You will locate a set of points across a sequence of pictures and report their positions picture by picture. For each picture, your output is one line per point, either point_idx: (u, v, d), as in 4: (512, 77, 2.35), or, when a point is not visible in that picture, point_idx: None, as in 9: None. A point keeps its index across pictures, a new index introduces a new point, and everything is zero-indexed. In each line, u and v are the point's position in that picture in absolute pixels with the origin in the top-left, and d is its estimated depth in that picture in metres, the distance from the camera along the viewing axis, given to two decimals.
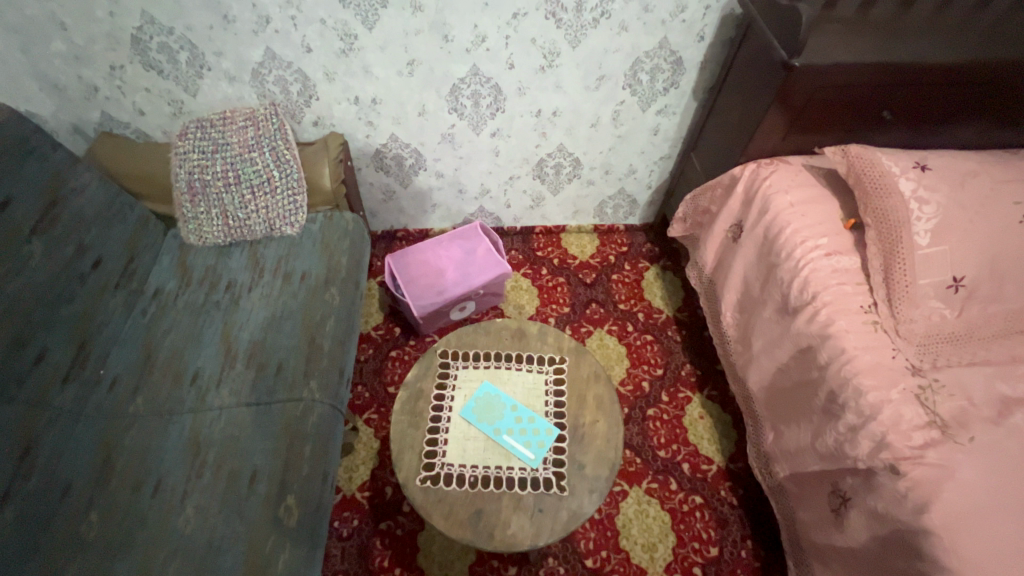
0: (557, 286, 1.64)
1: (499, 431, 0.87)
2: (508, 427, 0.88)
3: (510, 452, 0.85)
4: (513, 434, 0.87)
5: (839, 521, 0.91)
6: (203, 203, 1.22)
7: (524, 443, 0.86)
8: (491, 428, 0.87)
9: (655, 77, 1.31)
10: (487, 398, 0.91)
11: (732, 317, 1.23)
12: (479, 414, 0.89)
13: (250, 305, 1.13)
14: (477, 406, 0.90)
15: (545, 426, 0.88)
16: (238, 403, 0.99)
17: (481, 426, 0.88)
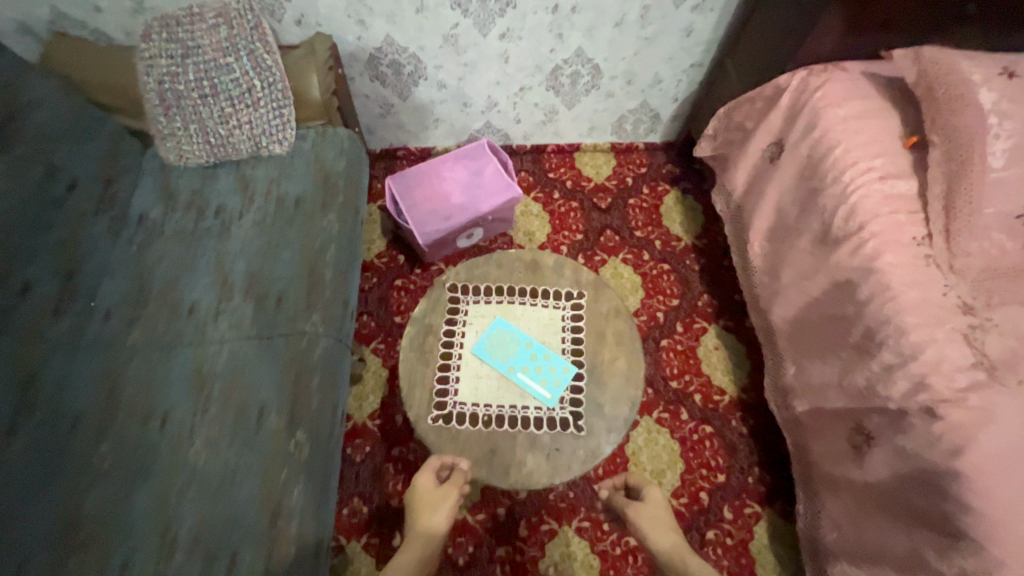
0: (570, 211, 1.53)
1: (513, 368, 0.83)
2: (522, 364, 0.84)
3: (524, 389, 0.82)
4: (528, 372, 0.83)
5: (858, 457, 0.89)
6: (178, 117, 1.08)
7: (539, 380, 0.82)
8: (505, 366, 0.83)
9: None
10: (499, 333, 0.86)
11: (761, 247, 1.15)
12: (492, 352, 0.85)
13: (243, 232, 1.05)
14: (490, 343, 0.85)
15: (562, 363, 0.84)
16: (239, 336, 0.94)
17: (495, 364, 0.84)
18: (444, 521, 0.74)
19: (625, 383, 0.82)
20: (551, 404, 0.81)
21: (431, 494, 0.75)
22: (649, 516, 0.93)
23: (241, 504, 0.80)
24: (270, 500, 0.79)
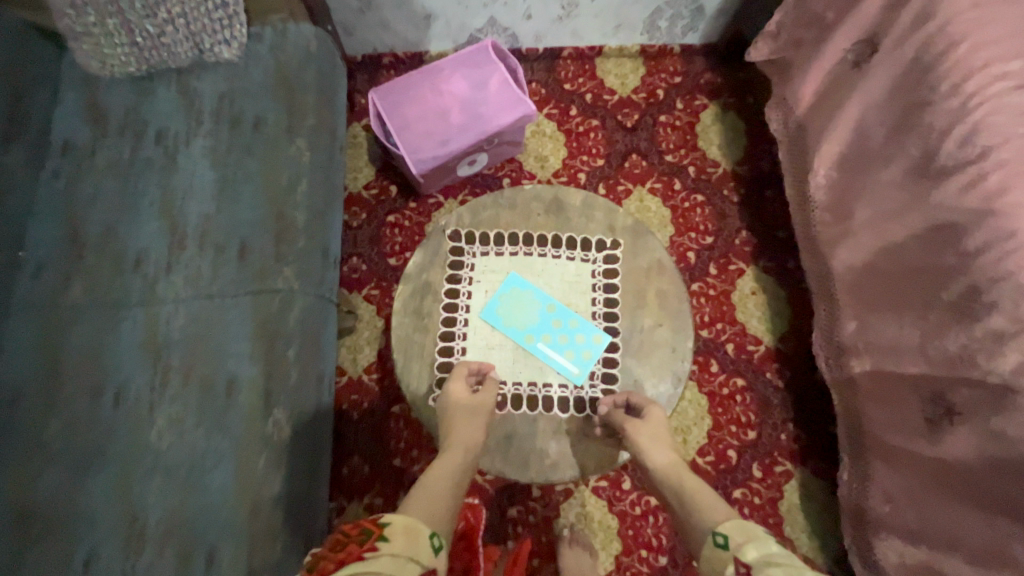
0: (589, 132, 1.30)
1: (535, 339, 0.87)
2: (544, 333, 0.87)
3: (547, 360, 0.86)
4: (551, 341, 0.87)
5: (931, 432, 0.77)
6: (91, 9, 0.81)
7: (562, 351, 0.87)
8: (523, 335, 0.87)
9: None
10: (518, 300, 0.89)
11: (827, 176, 0.93)
12: (507, 319, 0.88)
13: (193, 163, 0.84)
14: (504, 309, 0.89)
15: (585, 334, 0.87)
16: (197, 294, 0.78)
17: (510, 332, 0.88)
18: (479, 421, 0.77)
19: (655, 349, 0.86)
20: (578, 380, 0.86)
21: (464, 400, 0.78)
22: (648, 431, 0.76)
23: (214, 495, 0.69)
24: (247, 491, 0.69)
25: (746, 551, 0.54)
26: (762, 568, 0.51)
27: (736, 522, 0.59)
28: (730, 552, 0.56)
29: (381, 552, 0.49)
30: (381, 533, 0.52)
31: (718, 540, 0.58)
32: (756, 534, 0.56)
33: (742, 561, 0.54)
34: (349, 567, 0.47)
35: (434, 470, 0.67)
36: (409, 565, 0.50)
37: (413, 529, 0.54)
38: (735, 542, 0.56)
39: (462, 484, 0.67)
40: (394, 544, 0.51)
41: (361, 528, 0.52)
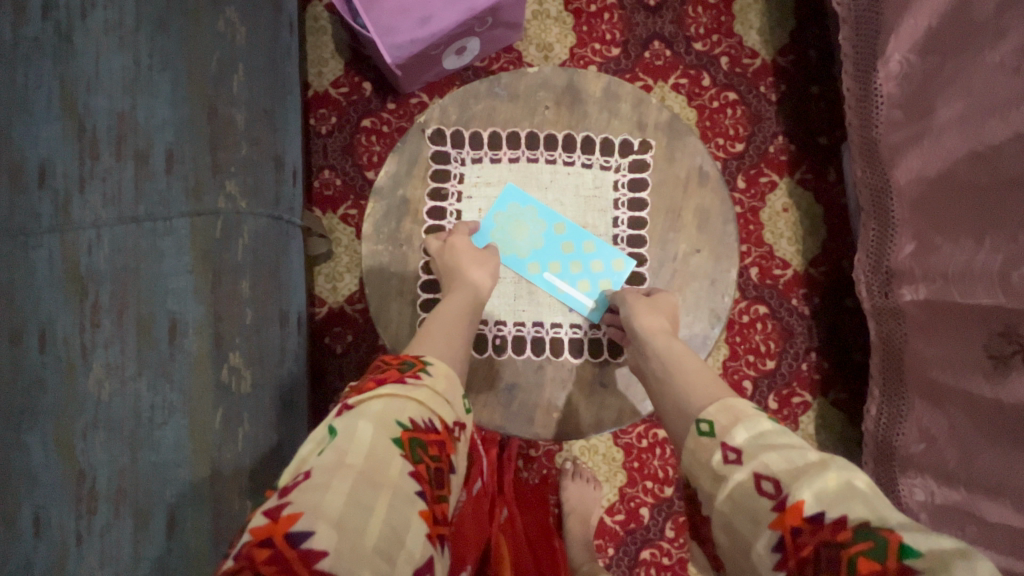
0: (603, 12, 1.07)
1: (542, 269, 0.75)
2: (551, 262, 0.75)
3: (557, 292, 0.75)
4: (560, 270, 0.75)
5: (995, 371, 0.67)
6: None
7: (573, 282, 0.75)
8: (526, 268, 0.75)
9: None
10: (520, 221, 0.76)
11: (903, 62, 0.74)
12: (506, 248, 0.75)
13: (94, 43, 0.65)
14: (503, 237, 0.75)
15: (601, 261, 0.75)
16: (121, 219, 0.63)
17: (512, 265, 0.75)
18: (491, 273, 0.70)
19: (691, 280, 0.74)
20: (592, 317, 0.75)
21: (470, 252, 0.70)
22: (649, 302, 0.69)
23: (168, 453, 0.60)
24: (205, 449, 0.62)
25: (735, 433, 0.47)
26: (756, 453, 0.45)
27: (725, 402, 0.51)
28: (715, 437, 0.49)
29: (421, 381, 0.51)
30: (423, 368, 0.53)
31: (702, 428, 0.50)
32: (746, 413, 0.49)
33: (732, 446, 0.46)
34: (392, 385, 0.50)
35: (438, 315, 0.65)
36: (444, 406, 0.51)
37: (449, 378, 0.54)
38: (723, 425, 0.49)
39: (469, 330, 0.65)
40: (434, 382, 0.52)
41: (403, 361, 0.54)
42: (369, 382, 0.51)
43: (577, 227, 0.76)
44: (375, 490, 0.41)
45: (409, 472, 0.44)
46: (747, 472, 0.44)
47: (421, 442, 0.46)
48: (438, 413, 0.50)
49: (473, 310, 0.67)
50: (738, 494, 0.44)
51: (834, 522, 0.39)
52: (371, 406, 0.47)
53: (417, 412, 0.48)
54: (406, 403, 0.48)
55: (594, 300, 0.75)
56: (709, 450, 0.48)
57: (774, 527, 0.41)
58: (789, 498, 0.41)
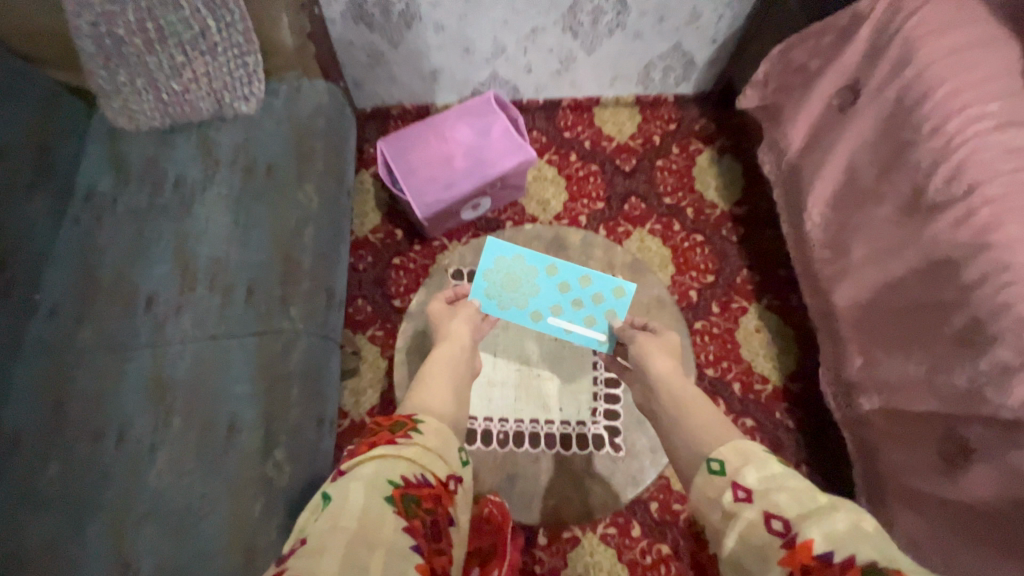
0: (589, 176, 1.35)
1: (547, 314, 0.98)
2: (551, 307, 0.98)
3: (569, 332, 0.96)
4: (563, 310, 1.00)
5: (952, 472, 0.73)
6: (121, 67, 0.88)
7: (580, 319, 0.98)
8: (536, 317, 0.96)
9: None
10: (516, 274, 1.01)
11: (822, 214, 0.95)
12: (513, 303, 0.97)
13: (206, 210, 0.89)
14: (507, 293, 0.98)
15: (599, 294, 0.99)
16: (203, 336, 0.80)
17: (524, 317, 0.96)
18: (467, 344, 0.84)
19: None
20: (605, 346, 0.96)
21: (454, 315, 0.90)
22: (649, 342, 0.85)
23: (208, 541, 0.68)
24: (240, 539, 0.68)
25: (746, 474, 0.53)
26: (768, 494, 0.51)
27: (735, 444, 0.57)
28: (725, 477, 0.55)
29: (411, 441, 0.57)
30: (414, 427, 0.60)
31: (714, 469, 0.56)
32: (755, 456, 0.55)
33: (743, 486, 0.52)
34: (383, 447, 0.55)
35: (425, 374, 0.75)
36: (437, 461, 0.56)
37: (440, 431, 0.61)
38: (735, 466, 0.55)
39: (456, 376, 0.76)
40: (425, 440, 0.58)
41: (395, 422, 0.61)
42: (361, 446, 0.56)
43: (567, 271, 1.01)
44: (370, 550, 0.45)
45: (402, 529, 0.48)
46: (758, 510, 0.50)
47: (414, 497, 0.51)
48: (430, 469, 0.55)
49: (458, 371, 0.77)
50: (748, 533, 0.50)
51: (842, 560, 0.44)
52: (364, 470, 0.52)
53: (408, 470, 0.53)
54: (397, 466, 0.53)
55: (601, 332, 0.97)
56: (722, 488, 0.54)
57: (785, 564, 0.46)
58: (798, 537, 0.47)
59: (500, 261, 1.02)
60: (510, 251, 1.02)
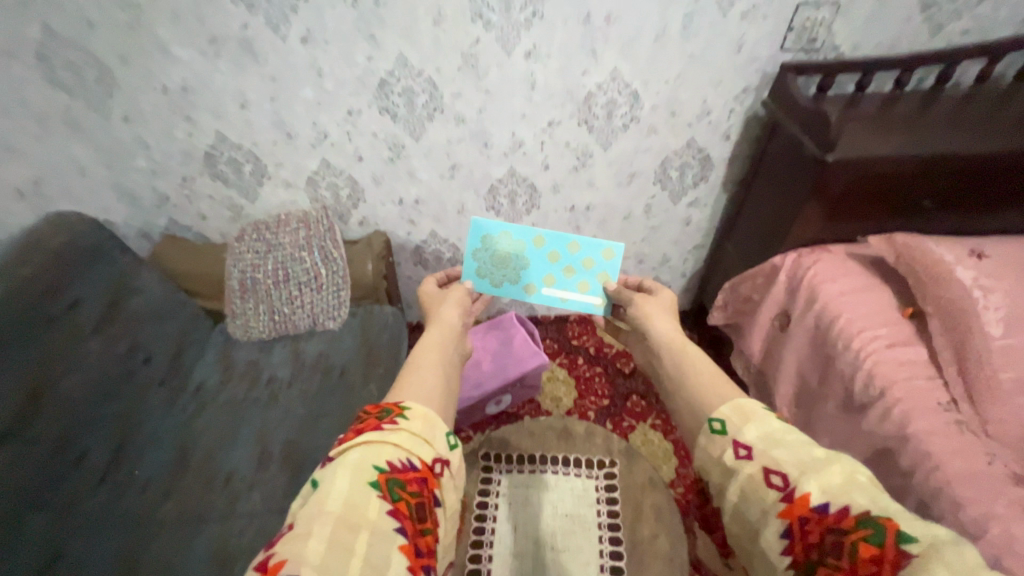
0: (595, 377, 1.59)
1: (541, 285, 1.04)
2: (545, 278, 1.04)
3: (564, 301, 1.03)
4: (556, 279, 1.04)
5: None
6: (252, 298, 1.26)
7: (573, 282, 1.03)
8: (529, 291, 1.05)
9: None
10: (504, 251, 1.04)
11: (790, 413, 1.13)
12: (506, 279, 1.04)
13: (288, 402, 1.13)
14: (499, 274, 1.04)
15: (589, 257, 1.02)
16: (267, 509, 0.96)
17: (519, 293, 1.05)
18: (457, 324, 0.77)
19: (656, 561, 0.90)
20: (600, 310, 1.00)
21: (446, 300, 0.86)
22: (653, 304, 0.81)
23: None
24: None
25: (746, 431, 0.52)
26: (767, 451, 0.50)
27: (736, 403, 0.55)
28: (728, 435, 0.53)
29: (398, 426, 0.52)
30: (401, 412, 0.54)
31: (715, 428, 0.54)
32: (755, 414, 0.53)
33: (743, 443, 0.51)
34: (369, 433, 0.51)
35: (414, 356, 0.66)
36: (424, 446, 0.52)
37: (428, 419, 0.55)
38: (735, 425, 0.53)
39: (451, 354, 0.70)
40: (412, 425, 0.53)
41: (382, 408, 0.55)
42: (347, 434, 0.52)
43: (554, 240, 1.02)
44: (354, 533, 0.43)
45: (387, 512, 0.45)
46: (758, 466, 0.49)
47: (399, 482, 0.48)
48: (417, 453, 0.51)
49: (450, 347, 0.71)
50: (747, 487, 0.49)
51: (838, 512, 0.43)
52: (349, 456, 0.48)
53: (394, 454, 0.49)
54: (382, 449, 0.49)
55: (596, 296, 1.01)
56: (723, 447, 0.53)
57: (782, 514, 0.45)
58: (796, 490, 0.46)
59: (489, 239, 1.03)
60: (494, 228, 1.03)
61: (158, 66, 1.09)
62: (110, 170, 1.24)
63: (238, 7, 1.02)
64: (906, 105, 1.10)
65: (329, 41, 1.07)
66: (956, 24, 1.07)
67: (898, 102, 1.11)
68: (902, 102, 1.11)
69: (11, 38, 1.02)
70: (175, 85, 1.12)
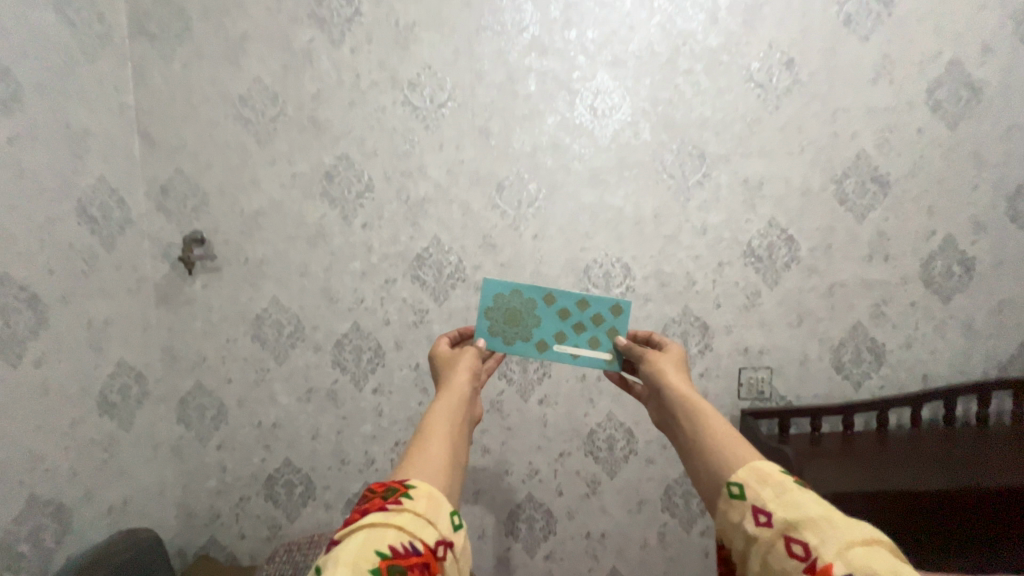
0: None
1: (552, 343, 1.00)
2: (557, 335, 1.00)
3: (576, 357, 0.99)
4: (567, 335, 1.01)
5: None
6: None
7: (583, 338, 1.00)
8: (541, 348, 1.00)
9: (687, 341, 1.40)
10: (515, 308, 1.01)
11: None
12: (517, 337, 1.00)
13: None
14: (510, 335, 1.00)
15: (599, 314, 1.00)
16: None
17: (531, 350, 1.00)
18: (467, 393, 0.77)
19: None
20: (610, 366, 0.98)
21: (453, 362, 0.85)
22: (667, 361, 0.85)
23: None
24: None
25: (763, 497, 0.56)
26: (787, 520, 0.53)
27: (751, 466, 0.60)
28: (746, 500, 0.57)
29: (402, 506, 0.53)
30: (405, 491, 0.55)
31: (735, 492, 0.59)
32: (772, 479, 0.57)
33: (763, 509, 0.55)
34: (373, 513, 0.52)
35: (424, 433, 0.67)
36: (427, 527, 0.52)
37: (432, 496, 0.56)
38: (753, 490, 0.57)
39: (460, 427, 0.71)
40: (415, 504, 0.54)
41: (387, 488, 0.56)
42: (353, 515, 0.53)
43: (566, 296, 1.00)
44: None
45: None
46: (779, 534, 0.53)
47: (400, 569, 0.47)
48: (420, 535, 0.51)
49: (460, 422, 0.72)
50: (769, 553, 0.53)
51: None
52: (352, 540, 0.49)
53: (396, 538, 0.50)
54: (385, 532, 0.50)
55: (606, 352, 0.99)
56: (744, 513, 0.57)
57: None
58: (818, 562, 0.49)
59: (500, 297, 1.01)
60: (506, 286, 1.01)
61: (263, 407, 1.46)
62: (185, 491, 1.48)
63: (335, 369, 1.44)
64: (862, 441, 1.31)
65: (393, 391, 1.44)
66: (870, 380, 1.39)
67: (854, 439, 1.32)
68: (858, 439, 1.32)
69: (171, 389, 1.45)
70: (269, 421, 1.46)
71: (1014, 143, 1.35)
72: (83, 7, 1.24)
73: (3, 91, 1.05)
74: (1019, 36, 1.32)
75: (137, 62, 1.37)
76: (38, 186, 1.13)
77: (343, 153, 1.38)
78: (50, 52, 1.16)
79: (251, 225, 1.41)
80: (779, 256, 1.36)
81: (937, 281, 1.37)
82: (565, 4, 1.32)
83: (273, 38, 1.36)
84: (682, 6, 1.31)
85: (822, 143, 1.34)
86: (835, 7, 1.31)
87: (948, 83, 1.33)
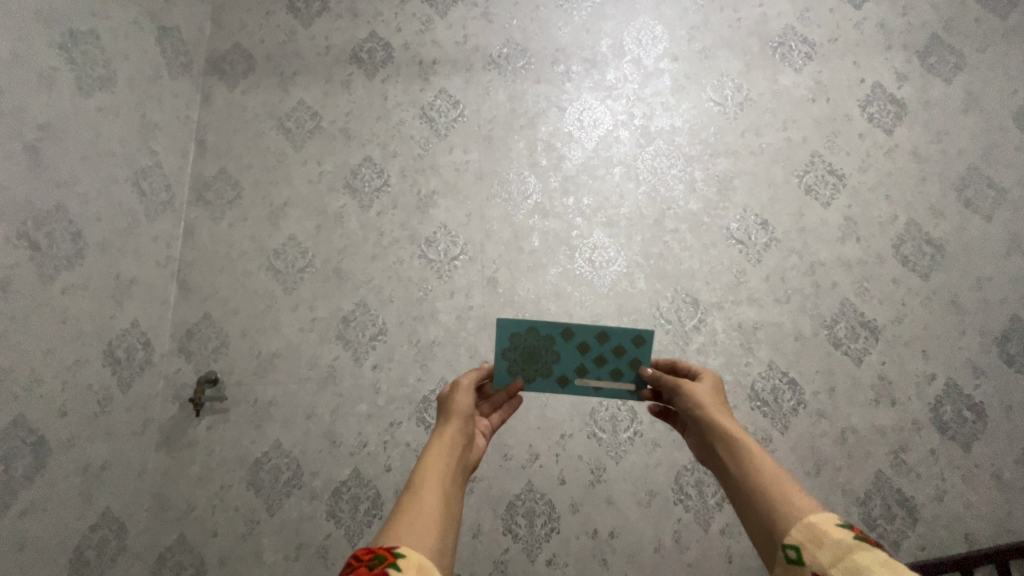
0: None
1: (573, 378, 0.96)
2: (578, 371, 0.96)
3: (598, 391, 0.96)
4: (589, 368, 0.96)
5: None
6: None
7: (606, 369, 0.96)
8: (562, 385, 0.96)
9: (703, 491, 1.32)
10: (532, 347, 0.95)
11: None
12: (535, 378, 0.96)
13: None
14: (529, 377, 0.95)
15: (621, 345, 0.95)
16: None
17: (552, 388, 0.96)
18: (460, 441, 0.74)
19: None
20: (635, 397, 0.96)
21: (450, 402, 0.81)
22: (707, 390, 0.81)
23: None
24: None
25: (823, 562, 0.53)
26: None
27: (805, 523, 0.57)
28: (807, 565, 0.55)
29: None
30: (394, 561, 0.50)
31: (792, 556, 0.56)
32: (830, 542, 0.53)
33: None
34: None
35: (415, 491, 0.63)
36: None
37: (423, 567, 0.51)
38: (812, 555, 0.54)
39: (453, 482, 0.68)
40: None
41: (373, 554, 0.51)
42: None
43: (586, 330, 0.95)
44: None
45: None
46: None
47: None
48: None
49: (452, 475, 0.69)
50: None
51: None
52: None
53: None
54: None
55: (630, 384, 0.96)
56: None
57: None
58: None
59: (516, 335, 0.95)
60: (522, 324, 0.94)
61: (245, 567, 1.32)
62: None
63: (329, 521, 1.34)
64: None
65: None
66: (909, 540, 1.27)
67: None
68: None
69: (150, 544, 1.34)
70: None
71: (987, 293, 1.44)
72: (156, 181, 1.48)
73: (71, 249, 1.21)
74: (963, 203, 1.50)
75: (189, 222, 1.56)
76: (76, 331, 1.22)
77: (361, 299, 1.50)
78: (118, 217, 1.35)
79: (265, 366, 1.46)
80: (784, 400, 1.36)
81: (951, 427, 1.35)
82: (563, 177, 1.55)
83: (312, 204, 1.58)
84: (664, 178, 1.53)
85: (805, 292, 1.44)
86: (795, 179, 1.52)
87: (910, 241, 1.47)
